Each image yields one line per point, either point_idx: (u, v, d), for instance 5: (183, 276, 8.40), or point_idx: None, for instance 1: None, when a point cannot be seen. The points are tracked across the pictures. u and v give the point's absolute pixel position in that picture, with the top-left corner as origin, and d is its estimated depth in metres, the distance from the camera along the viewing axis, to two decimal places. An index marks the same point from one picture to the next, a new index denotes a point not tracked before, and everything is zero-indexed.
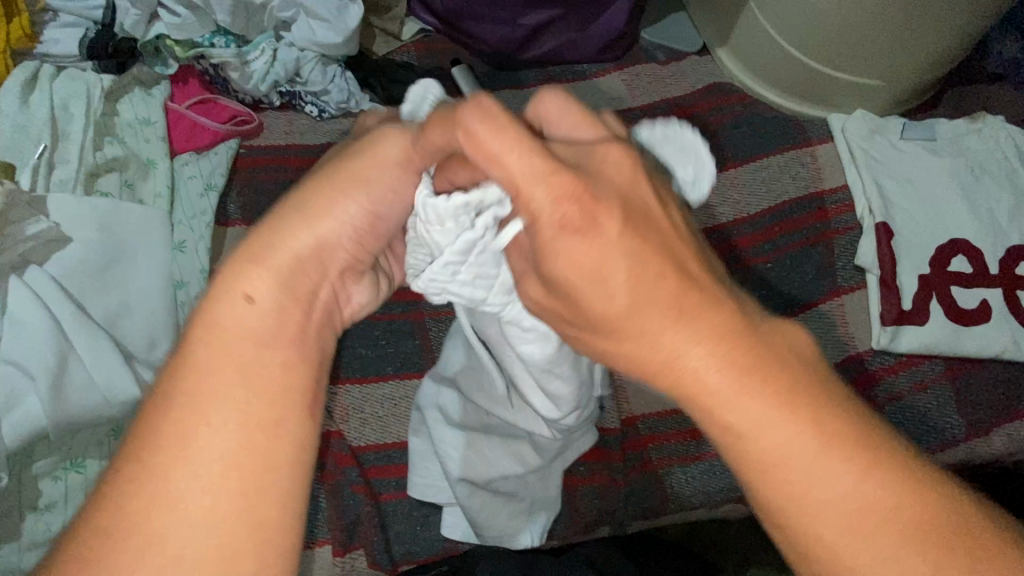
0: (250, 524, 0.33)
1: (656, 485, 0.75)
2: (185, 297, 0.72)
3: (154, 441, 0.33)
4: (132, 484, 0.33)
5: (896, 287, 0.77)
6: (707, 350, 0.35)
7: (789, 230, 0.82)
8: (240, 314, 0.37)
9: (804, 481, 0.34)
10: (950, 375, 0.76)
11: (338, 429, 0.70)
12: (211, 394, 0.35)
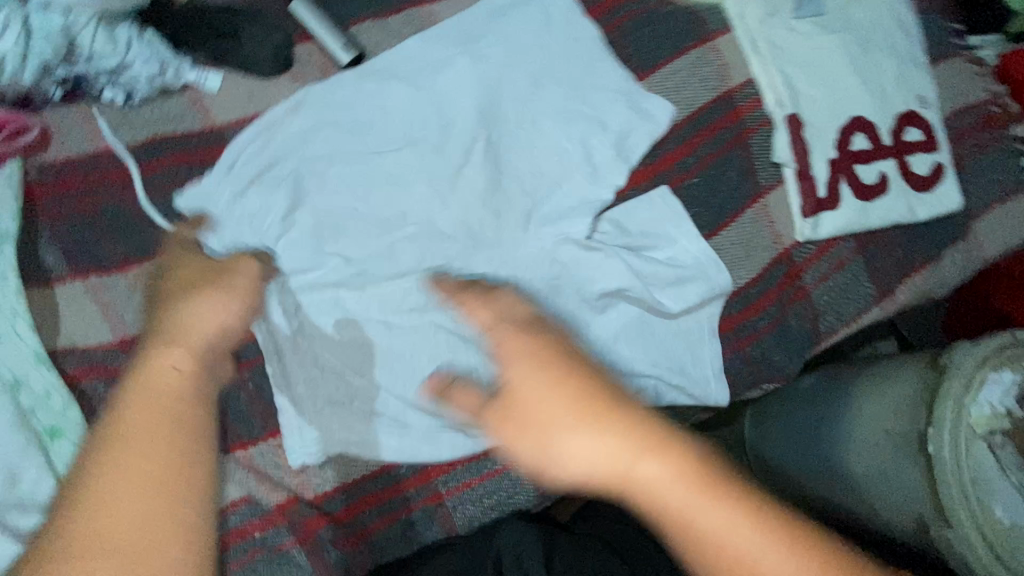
0: (164, 525, 0.39)
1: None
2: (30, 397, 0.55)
3: (110, 428, 0.41)
4: (113, 434, 0.41)
5: (811, 176, 0.80)
6: (655, 462, 0.43)
7: (707, 139, 0.79)
8: (160, 373, 0.44)
9: (706, 524, 0.42)
10: (860, 250, 0.83)
11: (247, 494, 0.62)
12: (112, 463, 0.40)
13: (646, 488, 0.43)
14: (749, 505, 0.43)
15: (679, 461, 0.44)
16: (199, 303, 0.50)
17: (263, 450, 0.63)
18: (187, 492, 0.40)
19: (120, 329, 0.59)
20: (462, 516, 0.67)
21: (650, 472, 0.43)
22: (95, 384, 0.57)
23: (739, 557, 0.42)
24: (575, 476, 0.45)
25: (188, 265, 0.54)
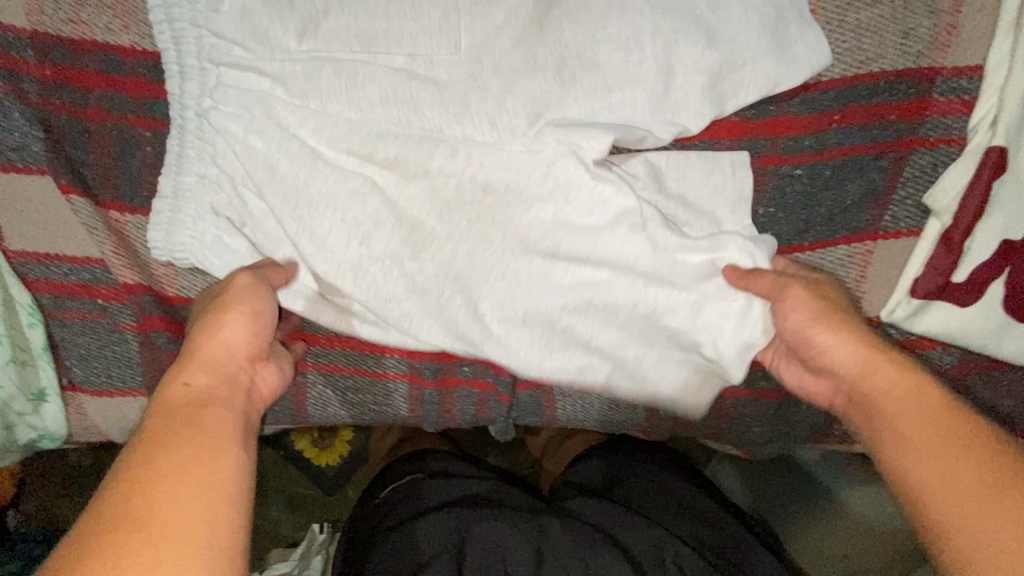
0: (206, 513, 0.35)
1: (547, 403, 0.65)
2: None
3: (165, 425, 0.39)
4: (160, 433, 0.39)
5: (959, 249, 0.53)
6: (886, 366, 0.46)
7: (852, 124, 0.54)
8: (178, 390, 0.42)
9: (908, 460, 0.41)
10: (958, 374, 0.59)
11: (101, 257, 0.54)
12: (136, 474, 0.36)
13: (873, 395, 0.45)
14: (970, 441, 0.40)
15: (935, 410, 0.42)
16: (214, 321, 0.46)
17: (139, 223, 0.54)
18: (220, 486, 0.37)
19: (37, 20, 0.51)
20: (320, 396, 0.63)
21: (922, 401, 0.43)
22: None
23: (923, 482, 0.40)
24: (832, 366, 0.49)
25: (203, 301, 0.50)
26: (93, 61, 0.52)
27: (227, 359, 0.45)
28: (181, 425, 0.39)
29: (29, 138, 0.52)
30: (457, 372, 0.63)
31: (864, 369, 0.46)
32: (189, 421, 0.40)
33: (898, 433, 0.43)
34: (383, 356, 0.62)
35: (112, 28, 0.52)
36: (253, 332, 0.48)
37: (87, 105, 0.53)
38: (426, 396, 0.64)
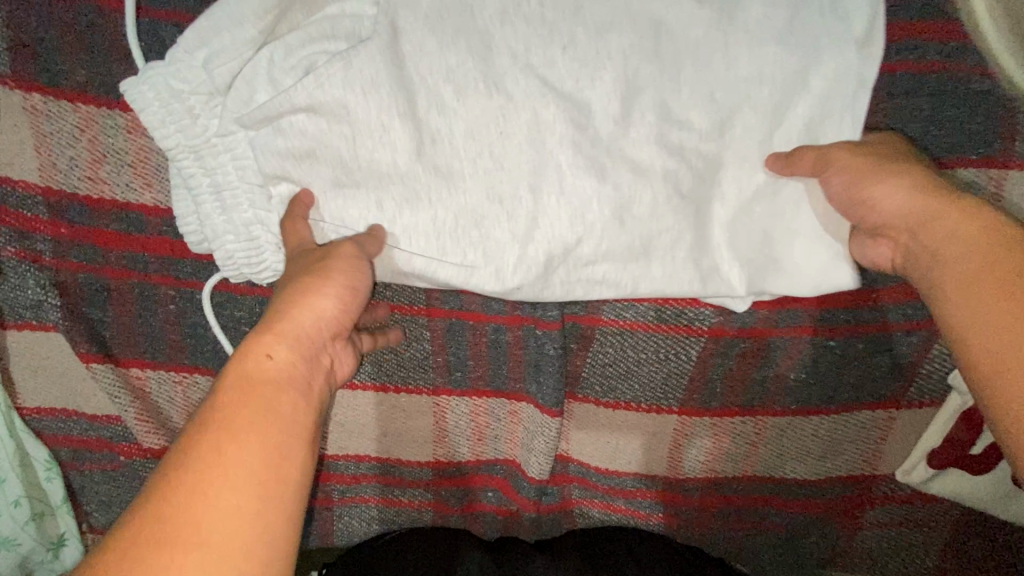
0: (270, 527, 0.34)
1: (566, 515, 0.69)
2: None
3: (191, 462, 0.34)
4: (175, 492, 0.33)
5: (979, 426, 0.55)
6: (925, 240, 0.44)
7: (888, 301, 0.54)
8: (254, 362, 0.38)
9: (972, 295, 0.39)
10: (963, 521, 0.62)
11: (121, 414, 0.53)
12: (247, 453, 0.35)
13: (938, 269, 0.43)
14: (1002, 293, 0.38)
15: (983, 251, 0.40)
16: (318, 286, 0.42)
17: (161, 378, 0.53)
18: (292, 484, 0.35)
19: (52, 178, 0.48)
20: (346, 524, 0.65)
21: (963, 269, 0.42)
22: (4, 232, 0.48)
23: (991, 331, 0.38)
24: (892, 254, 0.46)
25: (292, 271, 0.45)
26: (112, 219, 0.49)
27: (264, 371, 0.38)
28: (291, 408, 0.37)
29: (45, 298, 0.49)
30: (481, 497, 0.67)
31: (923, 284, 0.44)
32: (263, 398, 0.36)
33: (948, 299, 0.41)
34: (408, 488, 0.64)
35: (133, 186, 0.49)
36: (303, 340, 0.40)
37: (105, 264, 0.50)
38: (452, 517, 0.68)
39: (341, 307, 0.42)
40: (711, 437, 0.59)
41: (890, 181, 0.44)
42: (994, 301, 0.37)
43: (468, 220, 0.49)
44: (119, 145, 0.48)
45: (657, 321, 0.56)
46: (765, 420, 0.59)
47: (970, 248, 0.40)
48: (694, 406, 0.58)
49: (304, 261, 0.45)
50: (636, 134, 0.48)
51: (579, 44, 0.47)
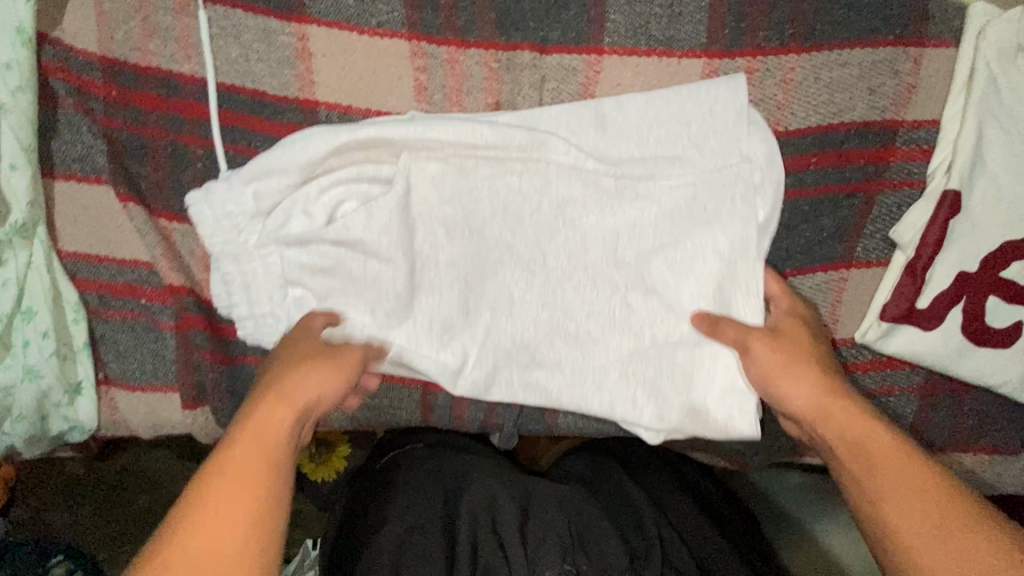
0: (239, 561, 0.42)
1: (550, 414, 0.69)
2: None
3: (180, 543, 0.41)
4: (160, 549, 0.41)
5: (923, 278, 0.60)
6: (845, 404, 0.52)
7: (827, 165, 0.61)
8: (264, 435, 0.47)
9: (894, 506, 0.48)
10: (924, 389, 0.65)
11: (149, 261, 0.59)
12: (223, 523, 0.43)
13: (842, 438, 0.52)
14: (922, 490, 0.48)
15: (897, 457, 0.49)
16: (310, 372, 0.51)
17: (185, 232, 0.59)
18: (264, 540, 0.43)
19: (108, 48, 0.57)
20: None
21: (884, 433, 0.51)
22: (66, 88, 0.57)
23: (903, 527, 0.47)
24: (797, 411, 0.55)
25: (299, 343, 0.54)
26: (155, 85, 0.58)
27: (266, 440, 0.47)
28: (275, 490, 0.45)
29: (93, 151, 0.58)
30: None
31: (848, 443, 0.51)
32: (259, 482, 0.45)
33: (873, 491, 0.49)
34: None
35: (175, 58, 0.58)
36: (297, 399, 0.49)
37: (145, 124, 0.58)
38: (438, 399, 0.68)
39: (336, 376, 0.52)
40: None
41: (807, 380, 0.54)
42: (909, 492, 0.48)
43: (439, 325, 0.61)
44: (165, 22, 0.57)
45: None
46: None
47: (900, 460, 0.49)
48: None
49: (287, 357, 0.52)
50: (584, 278, 0.61)
51: (545, 211, 0.60)
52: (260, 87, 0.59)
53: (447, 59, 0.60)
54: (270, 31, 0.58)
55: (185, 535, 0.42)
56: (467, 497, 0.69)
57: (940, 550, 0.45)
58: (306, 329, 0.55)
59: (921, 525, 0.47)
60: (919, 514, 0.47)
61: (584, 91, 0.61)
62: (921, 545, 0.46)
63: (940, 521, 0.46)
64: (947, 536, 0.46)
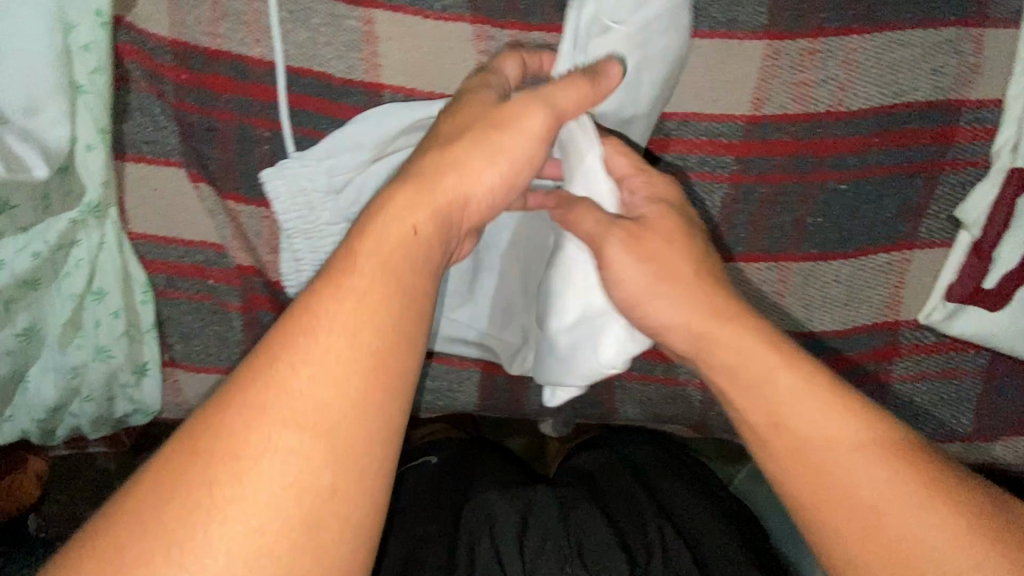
0: (359, 416, 0.34)
1: (607, 397, 0.70)
2: (75, 49, 0.54)
3: (263, 368, 0.34)
4: (263, 372, 0.34)
5: (990, 258, 0.60)
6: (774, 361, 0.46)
7: (889, 146, 0.61)
8: (399, 229, 0.39)
9: (843, 476, 0.42)
10: (989, 373, 0.65)
11: (219, 243, 0.60)
12: (344, 308, 0.36)
13: (778, 397, 0.45)
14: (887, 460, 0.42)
15: (848, 416, 0.44)
16: (467, 159, 0.44)
17: (251, 213, 0.59)
18: (399, 385, 0.36)
19: (180, 32, 0.58)
20: None
21: (786, 381, 0.45)
22: (140, 71, 0.58)
23: (844, 505, 0.42)
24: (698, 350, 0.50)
25: (471, 104, 0.47)
26: (225, 69, 0.58)
27: (397, 247, 0.39)
28: (401, 293, 0.38)
29: (165, 133, 0.59)
30: None
31: (773, 403, 0.46)
32: (394, 276, 0.38)
33: (798, 461, 0.44)
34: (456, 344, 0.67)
35: (245, 41, 0.58)
36: (441, 209, 0.42)
37: (214, 106, 0.59)
38: (499, 383, 0.69)
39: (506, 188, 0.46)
40: (740, 285, 0.64)
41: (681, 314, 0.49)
42: (879, 455, 0.42)
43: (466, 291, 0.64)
44: (235, 6, 0.58)
45: (685, 171, 0.62)
46: (789, 266, 0.63)
47: (816, 429, 0.44)
48: (721, 252, 0.63)
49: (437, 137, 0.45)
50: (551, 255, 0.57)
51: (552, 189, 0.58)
52: (328, 71, 0.59)
53: (510, 41, 0.60)
54: (338, 15, 0.59)
55: (277, 352, 0.35)
56: (469, 504, 0.70)
57: (860, 526, 0.41)
58: (458, 100, 0.48)
59: (875, 484, 0.41)
60: (883, 478, 0.41)
61: None
62: (892, 526, 0.40)
63: (893, 494, 0.41)
64: (912, 516, 0.40)
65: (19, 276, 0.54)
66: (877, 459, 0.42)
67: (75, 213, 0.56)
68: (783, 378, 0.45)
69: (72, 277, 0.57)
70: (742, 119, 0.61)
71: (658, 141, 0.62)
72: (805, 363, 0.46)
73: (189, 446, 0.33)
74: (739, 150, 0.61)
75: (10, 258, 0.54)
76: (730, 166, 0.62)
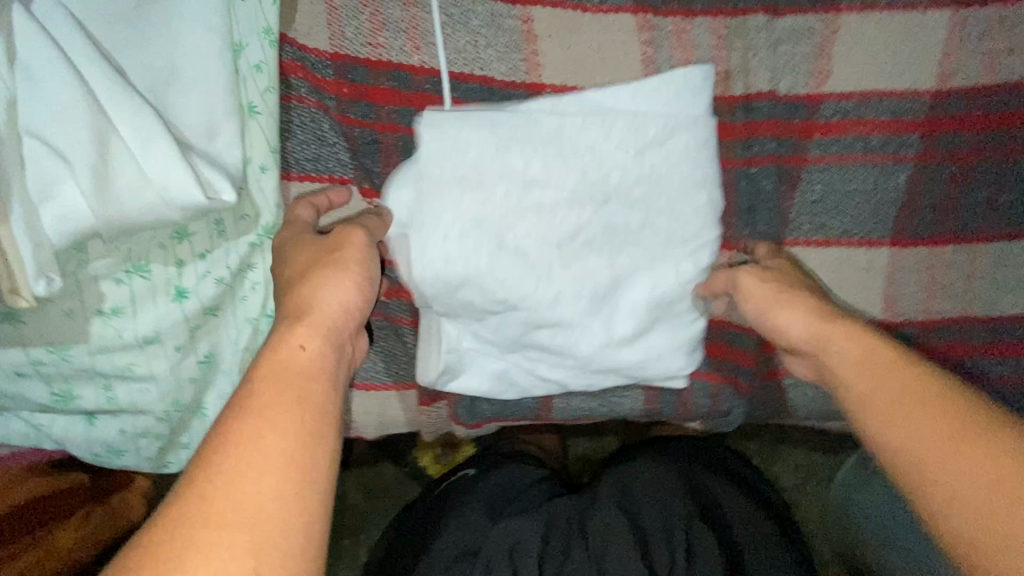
0: (276, 507, 0.35)
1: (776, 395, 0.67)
2: (246, 71, 0.53)
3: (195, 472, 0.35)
4: (194, 489, 0.35)
5: None
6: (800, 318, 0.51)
7: None
8: (288, 347, 0.42)
9: (891, 414, 0.43)
10: None
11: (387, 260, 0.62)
12: (265, 414, 0.38)
13: (833, 351, 0.49)
14: (932, 399, 0.42)
15: (884, 362, 0.46)
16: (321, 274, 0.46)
17: None
18: (319, 474, 0.37)
19: (340, 44, 0.56)
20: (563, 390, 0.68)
21: (843, 349, 0.48)
22: (303, 86, 0.56)
23: (899, 445, 0.42)
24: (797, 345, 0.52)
25: (304, 249, 0.49)
26: (387, 80, 0.57)
27: (295, 365, 0.41)
28: (306, 401, 0.40)
29: (330, 149, 0.57)
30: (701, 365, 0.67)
31: (822, 349, 0.49)
32: (297, 387, 0.40)
33: (852, 407, 0.46)
34: None
35: (405, 50, 0.57)
36: (326, 326, 0.44)
37: (378, 119, 0.57)
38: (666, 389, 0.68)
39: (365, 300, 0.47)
40: (926, 269, 0.60)
41: (800, 310, 0.51)
42: (918, 396, 0.43)
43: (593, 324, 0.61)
44: (394, 14, 0.56)
45: (864, 153, 0.59)
46: (981, 247, 0.59)
47: (854, 374, 0.47)
48: (905, 236, 0.60)
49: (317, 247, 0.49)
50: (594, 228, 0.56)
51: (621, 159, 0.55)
52: (489, 74, 0.58)
53: (674, 29, 0.58)
54: (499, 17, 0.57)
55: (212, 448, 0.36)
56: (496, 527, 0.66)
57: (909, 472, 0.41)
58: (284, 247, 0.50)
59: (919, 423, 0.42)
60: (925, 418, 0.42)
61: (823, 50, 0.57)
62: (937, 463, 0.40)
63: (949, 429, 0.41)
64: (955, 451, 0.40)
65: (203, 304, 0.54)
66: (916, 400, 0.43)
67: (252, 236, 0.54)
68: (844, 342, 0.48)
69: (248, 301, 0.55)
70: (927, 95, 0.58)
71: (838, 122, 0.58)
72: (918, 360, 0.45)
73: (195, 511, 0.34)
74: (924, 128, 0.58)
75: (194, 286, 0.53)
76: (914, 145, 0.58)
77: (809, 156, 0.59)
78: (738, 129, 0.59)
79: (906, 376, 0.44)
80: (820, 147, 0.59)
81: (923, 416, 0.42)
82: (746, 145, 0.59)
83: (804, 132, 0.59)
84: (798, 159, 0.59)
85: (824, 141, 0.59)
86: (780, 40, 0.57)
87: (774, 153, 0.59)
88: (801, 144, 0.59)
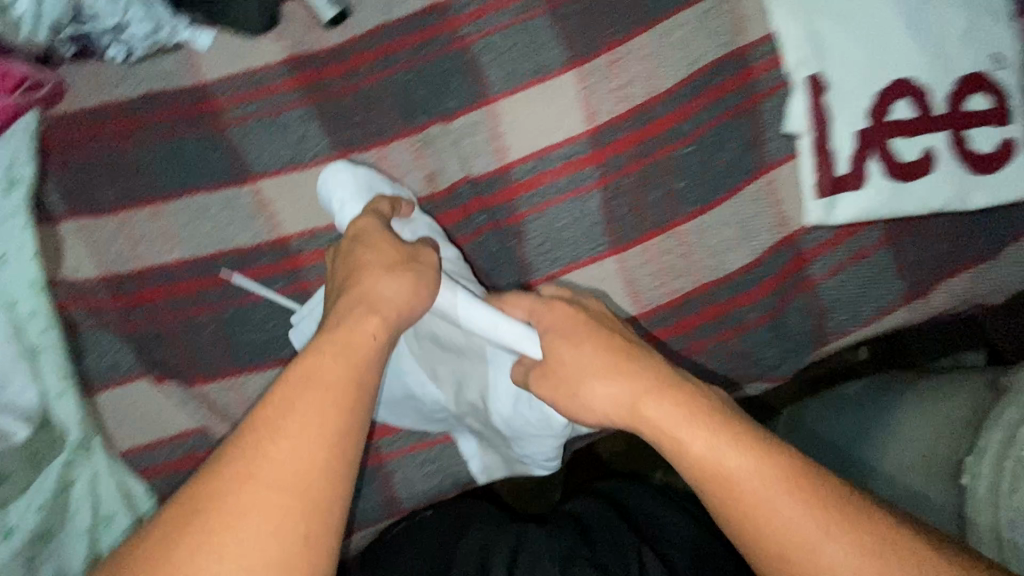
0: (293, 524, 0.39)
1: None
2: (23, 320, 0.62)
3: (237, 451, 0.41)
4: (209, 474, 0.40)
5: (830, 151, 0.69)
6: (703, 404, 0.49)
7: (706, 104, 0.70)
8: (356, 341, 0.48)
9: (770, 512, 0.44)
10: (890, 238, 0.72)
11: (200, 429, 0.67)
12: (294, 423, 0.42)
13: (680, 441, 0.48)
14: (804, 491, 0.44)
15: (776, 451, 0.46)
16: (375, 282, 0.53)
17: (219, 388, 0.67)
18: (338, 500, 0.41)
19: (106, 267, 0.67)
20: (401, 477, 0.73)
21: (690, 436, 0.48)
22: (81, 312, 0.65)
23: (774, 533, 0.44)
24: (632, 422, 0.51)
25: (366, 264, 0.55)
26: (155, 281, 0.67)
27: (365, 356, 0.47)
28: (347, 412, 0.44)
29: (120, 355, 0.65)
30: None
31: (685, 444, 0.48)
32: (345, 395, 0.44)
33: (734, 502, 0.46)
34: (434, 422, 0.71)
35: (163, 252, 0.68)
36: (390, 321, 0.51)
37: (155, 314, 0.66)
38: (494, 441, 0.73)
39: (406, 297, 0.53)
40: (650, 262, 0.71)
41: (622, 387, 0.52)
42: (794, 486, 0.45)
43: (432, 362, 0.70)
44: (147, 228, 0.68)
45: (560, 193, 0.71)
46: (681, 229, 0.71)
47: (737, 465, 0.46)
48: (621, 243, 0.71)
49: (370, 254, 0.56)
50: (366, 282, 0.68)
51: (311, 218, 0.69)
52: (238, 245, 0.68)
53: (376, 158, 0.71)
54: (232, 200, 0.69)
55: (263, 423, 0.42)
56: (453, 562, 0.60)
57: (782, 562, 0.44)
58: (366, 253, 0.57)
59: (797, 517, 0.43)
60: (800, 516, 0.43)
61: (494, 131, 0.71)
62: (794, 557, 0.43)
63: (824, 517, 0.43)
64: (823, 546, 0.43)
65: (31, 535, 0.58)
66: (791, 494, 0.44)
67: (64, 456, 0.61)
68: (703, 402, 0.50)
69: (79, 514, 0.61)
70: (585, 135, 0.71)
71: (527, 180, 0.71)
72: (752, 429, 0.47)
73: (206, 490, 0.40)
74: (595, 159, 0.71)
75: (19, 522, 0.58)
76: (592, 173, 0.71)
77: (519, 212, 0.71)
78: (455, 213, 0.71)
79: (786, 468, 0.45)
80: (525, 202, 0.71)
81: (804, 511, 0.44)
82: (465, 224, 0.71)
83: (506, 196, 0.71)
84: (510, 218, 0.71)
85: (526, 196, 0.71)
86: (459, 136, 0.71)
87: (490, 220, 0.71)
88: (508, 205, 0.71)
